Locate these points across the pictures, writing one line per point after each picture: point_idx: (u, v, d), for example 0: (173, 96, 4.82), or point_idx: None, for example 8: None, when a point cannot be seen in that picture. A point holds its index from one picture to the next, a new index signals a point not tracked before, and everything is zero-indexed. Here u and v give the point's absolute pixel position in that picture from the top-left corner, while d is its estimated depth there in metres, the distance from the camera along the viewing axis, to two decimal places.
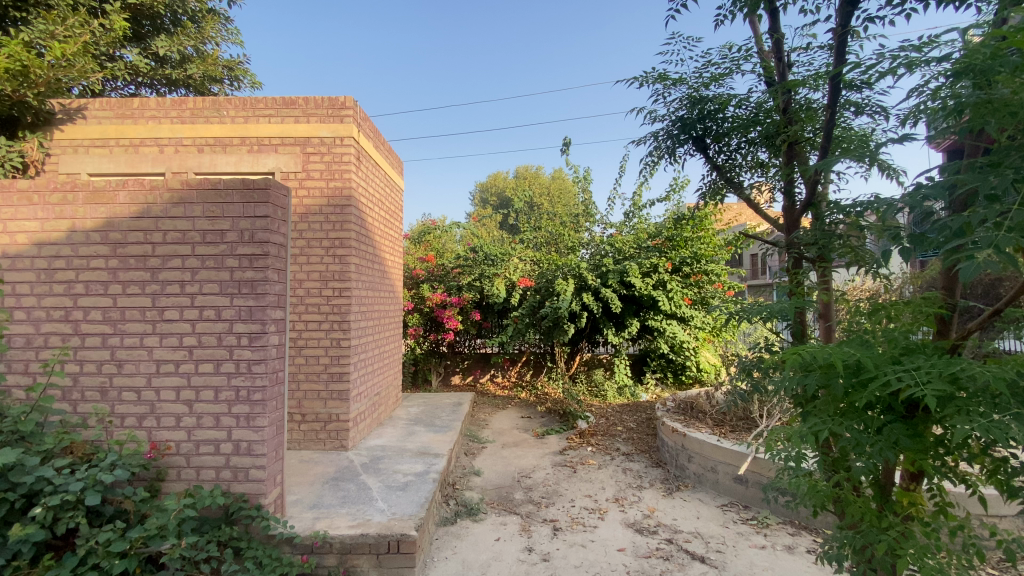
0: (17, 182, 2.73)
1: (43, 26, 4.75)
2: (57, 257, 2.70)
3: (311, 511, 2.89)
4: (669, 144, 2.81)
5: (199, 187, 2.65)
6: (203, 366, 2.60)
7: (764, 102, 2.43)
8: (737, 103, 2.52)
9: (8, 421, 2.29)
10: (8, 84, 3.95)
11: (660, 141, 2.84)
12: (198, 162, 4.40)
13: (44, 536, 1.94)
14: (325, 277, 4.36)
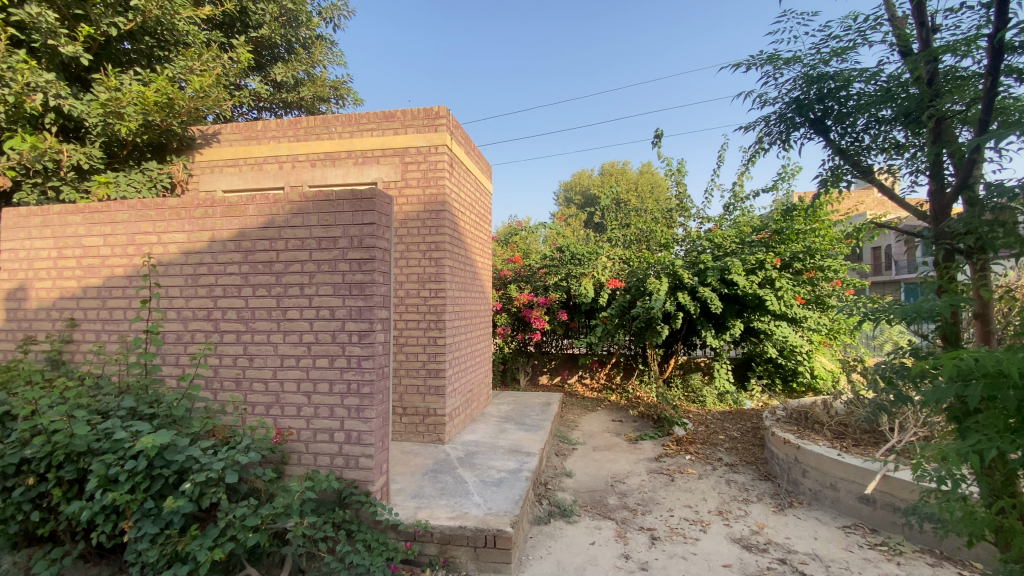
0: (170, 200, 3.17)
1: (184, 62, 5.48)
2: (200, 264, 3.09)
3: (414, 500, 3.06)
4: (782, 129, 2.66)
5: (315, 198, 2.91)
6: (320, 360, 2.84)
7: (900, 75, 2.18)
8: (864, 78, 2.30)
9: (164, 406, 2.65)
10: (158, 115, 4.82)
11: (772, 126, 2.70)
12: (311, 175, 4.78)
13: (191, 508, 2.22)
14: (422, 279, 4.59)
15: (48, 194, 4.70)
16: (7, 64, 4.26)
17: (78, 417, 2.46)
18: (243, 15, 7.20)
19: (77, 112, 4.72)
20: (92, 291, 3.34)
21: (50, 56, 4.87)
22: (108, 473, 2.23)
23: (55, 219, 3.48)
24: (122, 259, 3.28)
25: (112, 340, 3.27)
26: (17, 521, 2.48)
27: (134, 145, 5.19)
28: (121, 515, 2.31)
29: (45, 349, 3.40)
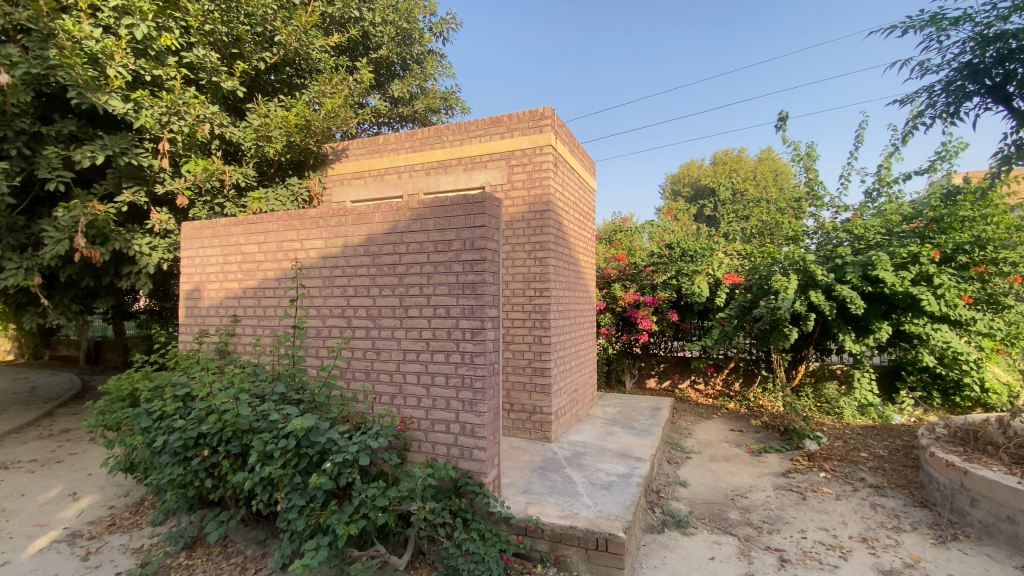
0: (310, 211, 3.59)
1: (318, 87, 6.15)
2: (334, 267, 3.45)
3: (524, 495, 3.13)
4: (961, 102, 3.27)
5: (432, 204, 3.10)
6: (437, 355, 3.02)
7: None
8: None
9: (308, 393, 3.00)
10: (298, 136, 5.47)
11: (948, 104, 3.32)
12: (426, 183, 5.09)
13: (331, 485, 2.48)
14: (527, 279, 4.67)
15: (215, 209, 5.52)
16: (183, 101, 5.09)
17: (241, 399, 2.86)
18: (365, 39, 7.87)
19: (235, 138, 5.52)
20: (249, 291, 3.89)
21: (214, 91, 5.72)
22: (265, 449, 2.57)
23: (221, 230, 4.10)
24: (273, 263, 3.77)
25: (265, 333, 3.77)
26: (196, 486, 2.95)
27: (278, 164, 5.94)
28: (275, 487, 2.65)
29: (215, 341, 4.03)
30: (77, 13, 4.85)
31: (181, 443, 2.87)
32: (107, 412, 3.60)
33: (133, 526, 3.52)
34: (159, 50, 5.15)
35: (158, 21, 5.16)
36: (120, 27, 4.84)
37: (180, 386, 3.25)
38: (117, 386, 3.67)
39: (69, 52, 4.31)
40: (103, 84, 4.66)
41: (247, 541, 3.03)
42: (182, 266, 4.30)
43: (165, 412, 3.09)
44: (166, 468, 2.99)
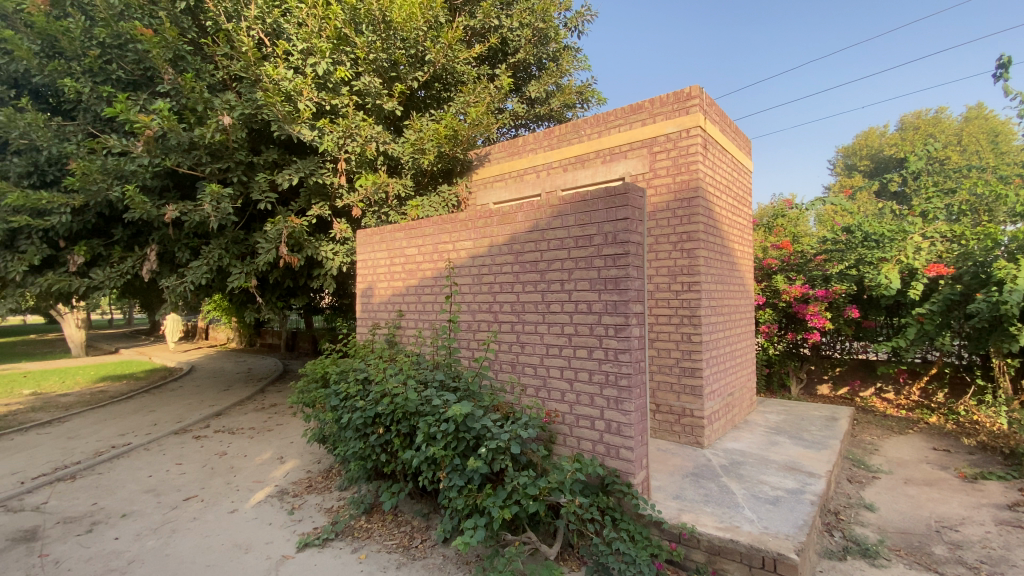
0: (460, 214, 3.88)
1: (463, 98, 6.59)
2: (480, 265, 3.68)
3: (676, 501, 3.00)
4: None
5: (573, 200, 3.12)
6: (580, 351, 3.04)
7: None
8: None
9: (463, 382, 3.26)
10: (448, 146, 5.92)
11: None
12: (564, 179, 5.15)
13: (486, 469, 2.65)
14: (674, 272, 4.45)
15: (383, 217, 6.22)
16: (355, 124, 5.84)
17: (408, 385, 3.21)
18: (504, 46, 8.21)
19: (396, 153, 6.10)
20: (411, 289, 4.33)
21: (377, 112, 6.46)
22: (430, 431, 2.85)
23: (387, 236, 4.63)
24: (430, 264, 4.15)
25: (424, 327, 4.18)
26: (373, 459, 3.39)
27: (431, 173, 6.50)
28: (437, 466, 2.92)
29: (385, 333, 4.57)
30: (276, 60, 5.88)
31: (362, 420, 3.31)
32: (305, 391, 4.31)
33: (325, 489, 4.18)
34: (335, 82, 5.99)
35: (334, 57, 6.00)
36: (307, 67, 5.74)
37: (359, 371, 3.76)
38: (312, 369, 4.37)
39: (272, 93, 5.25)
40: (296, 117, 5.56)
41: (413, 512, 3.39)
42: (358, 269, 4.95)
43: (349, 393, 3.60)
44: (350, 441, 3.48)
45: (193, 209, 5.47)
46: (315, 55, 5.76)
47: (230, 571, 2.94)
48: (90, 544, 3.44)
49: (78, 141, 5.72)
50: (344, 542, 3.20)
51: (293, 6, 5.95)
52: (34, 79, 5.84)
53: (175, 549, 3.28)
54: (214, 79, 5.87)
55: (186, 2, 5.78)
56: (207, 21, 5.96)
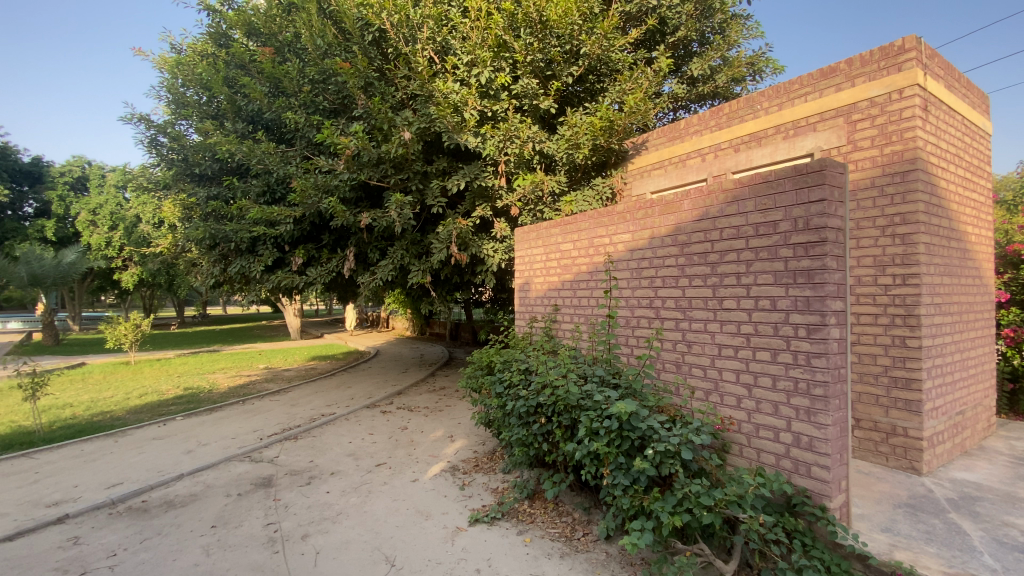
0: (618, 206, 3.82)
1: (619, 87, 6.44)
2: (641, 259, 3.57)
3: (885, 534, 2.56)
4: None
5: (751, 182, 2.82)
6: (760, 353, 2.75)
7: None
8: None
9: (625, 380, 3.20)
10: (604, 137, 5.84)
11: None
12: (735, 162, 4.71)
13: (653, 471, 2.57)
14: (881, 262, 3.76)
15: (538, 215, 6.35)
16: (515, 127, 6.10)
17: (569, 379, 3.26)
18: (662, 26, 7.80)
19: (551, 150, 6.20)
20: (567, 284, 4.39)
21: (534, 112, 6.66)
22: (593, 426, 2.85)
23: (543, 233, 4.75)
24: (586, 258, 4.16)
25: (582, 322, 4.18)
26: (535, 448, 3.50)
27: (585, 167, 6.51)
28: (601, 462, 2.90)
29: (542, 326, 4.70)
30: (445, 75, 6.43)
31: (525, 409, 3.45)
32: (472, 377, 4.65)
33: (490, 470, 4.48)
34: (496, 88, 6.33)
35: (495, 65, 6.35)
36: (471, 78, 6.17)
37: (521, 363, 3.93)
38: (478, 358, 4.68)
39: (443, 107, 5.78)
40: (463, 126, 6.01)
41: (574, 504, 3.45)
42: (516, 265, 5.17)
43: (513, 382, 3.79)
44: (513, 429, 3.66)
45: (381, 216, 6.29)
46: (478, 65, 6.17)
47: (414, 534, 3.32)
48: (310, 494, 4.19)
49: (296, 163, 6.98)
50: (509, 524, 3.39)
51: (458, 22, 6.43)
52: (266, 116, 7.28)
53: (370, 508, 3.83)
54: (395, 99, 6.65)
55: (372, 34, 6.64)
56: (388, 49, 6.76)
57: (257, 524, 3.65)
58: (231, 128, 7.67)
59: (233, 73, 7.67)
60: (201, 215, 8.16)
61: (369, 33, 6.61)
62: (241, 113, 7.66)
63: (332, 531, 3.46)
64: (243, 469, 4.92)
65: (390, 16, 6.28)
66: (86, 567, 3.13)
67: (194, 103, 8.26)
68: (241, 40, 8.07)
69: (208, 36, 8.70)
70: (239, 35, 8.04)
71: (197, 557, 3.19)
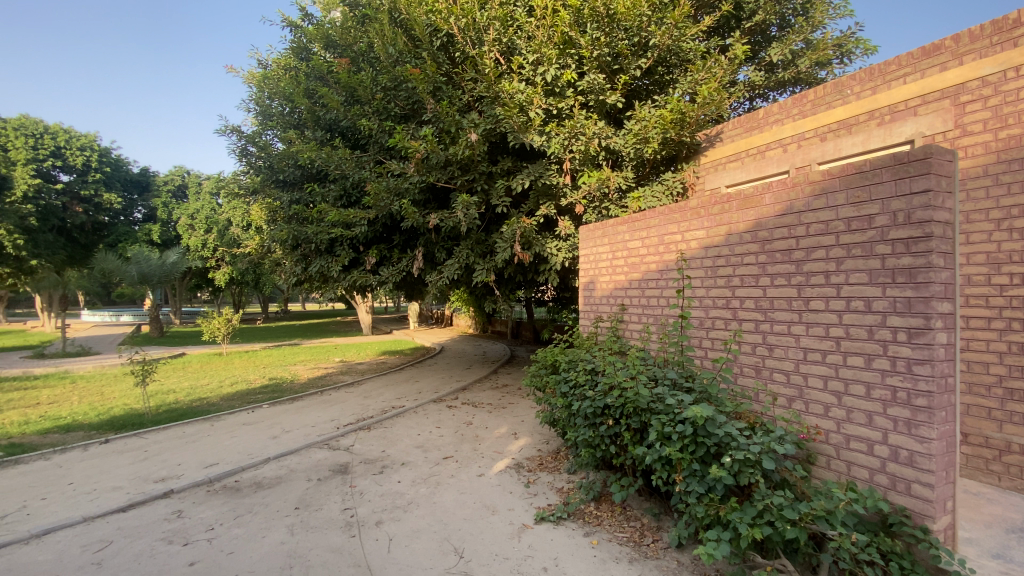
0: (691, 202, 3.68)
1: (690, 78, 6.20)
2: (718, 256, 3.42)
3: (1001, 564, 2.28)
4: None
5: (843, 173, 2.62)
6: (852, 358, 2.55)
7: None
8: None
9: (699, 384, 3.08)
10: (674, 131, 5.63)
11: None
12: (821, 151, 4.38)
13: (730, 480, 2.45)
14: (995, 260, 3.36)
15: (603, 212, 6.25)
16: (580, 124, 6.02)
17: (639, 381, 3.19)
18: (737, 11, 7.42)
19: (619, 146, 6.07)
20: (635, 283, 4.29)
21: (599, 108, 6.55)
22: (664, 431, 2.77)
23: (610, 230, 4.66)
24: (656, 256, 4.05)
25: (651, 322, 4.07)
26: (602, 449, 3.45)
27: (653, 162, 6.32)
28: (673, 468, 2.81)
29: (608, 326, 4.62)
30: (512, 75, 6.48)
31: (592, 410, 3.41)
32: (537, 376, 4.65)
33: (555, 469, 4.47)
34: (562, 85, 6.30)
35: (560, 62, 6.31)
36: (537, 76, 6.18)
37: (587, 363, 3.88)
38: (542, 356, 4.66)
39: (509, 107, 5.83)
40: (529, 125, 6.04)
41: (642, 509, 3.37)
42: (581, 263, 5.11)
43: (579, 382, 3.75)
44: (579, 429, 3.63)
45: (448, 216, 6.45)
46: (544, 63, 6.17)
47: (482, 528, 3.39)
48: (383, 483, 4.39)
49: (370, 168, 7.32)
50: (576, 524, 3.36)
51: (524, 21, 6.46)
52: (343, 123, 7.70)
53: (439, 499, 3.95)
54: (462, 102, 6.79)
55: (440, 39, 6.83)
56: (456, 52, 6.92)
57: (335, 508, 3.88)
58: (311, 136, 8.18)
59: (313, 84, 8.17)
60: (285, 218, 8.78)
61: (438, 38, 6.80)
62: (320, 121, 8.15)
63: (404, 519, 3.61)
64: (322, 456, 5.24)
65: (457, 20, 6.42)
66: (190, 537, 3.47)
67: (279, 114, 8.91)
68: (320, 52, 8.58)
69: (291, 51, 9.34)
70: (318, 48, 8.56)
71: (283, 535, 3.44)
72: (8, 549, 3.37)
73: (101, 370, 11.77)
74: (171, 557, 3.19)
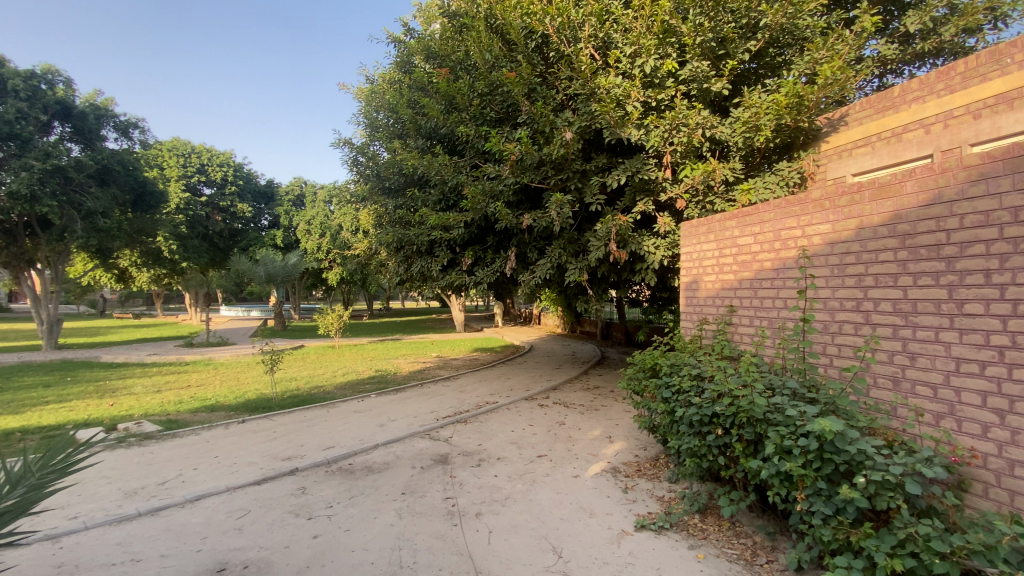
0: (814, 193, 3.36)
1: (808, 58, 5.64)
2: (848, 253, 3.08)
3: None
4: None
5: (1009, 155, 2.26)
6: (1020, 372, 2.19)
7: None
8: None
9: (825, 394, 2.80)
10: (790, 116, 5.15)
11: None
12: (976, 130, 3.65)
13: (864, 503, 2.20)
14: None
15: (708, 207, 5.91)
16: (682, 114, 5.71)
17: (753, 389, 2.97)
18: None
19: (725, 136, 5.68)
20: (745, 283, 4.00)
21: (703, 96, 6.18)
22: (784, 444, 2.55)
23: (717, 226, 4.38)
24: (771, 253, 3.76)
25: (765, 325, 3.77)
26: (709, 459, 3.26)
27: (764, 151, 5.84)
28: (793, 484, 2.58)
29: (713, 329, 4.35)
30: (607, 70, 6.34)
31: (698, 417, 3.23)
32: (633, 378, 4.48)
33: (655, 476, 4.31)
34: (662, 76, 6.06)
35: (660, 52, 6.05)
36: (635, 68, 5.98)
37: (692, 367, 3.69)
38: (640, 359, 4.50)
39: (606, 102, 5.71)
40: (627, 120, 5.88)
41: (754, 527, 3.14)
42: (683, 262, 4.88)
43: (683, 387, 3.55)
44: (683, 437, 3.46)
45: (542, 216, 6.47)
46: (643, 55, 5.96)
47: (580, 530, 3.37)
48: (481, 476, 4.53)
49: (467, 172, 7.58)
50: (679, 535, 3.22)
51: (621, 14, 6.29)
52: (442, 130, 8.05)
53: (536, 497, 3.99)
54: (556, 101, 6.77)
55: (536, 40, 6.87)
56: (551, 52, 6.93)
57: (438, 496, 4.08)
58: (413, 144, 8.66)
59: (415, 95, 8.64)
60: (389, 221, 9.38)
61: (532, 40, 6.85)
62: (420, 130, 8.59)
63: (503, 513, 3.69)
64: (424, 446, 5.53)
65: (553, 20, 6.44)
66: (313, 512, 3.84)
67: (384, 125, 9.54)
68: (421, 64, 9.04)
69: (395, 65, 9.95)
70: (419, 60, 9.03)
71: (392, 518, 3.69)
72: (171, 510, 3.98)
73: (237, 359, 13.42)
74: (299, 529, 3.56)
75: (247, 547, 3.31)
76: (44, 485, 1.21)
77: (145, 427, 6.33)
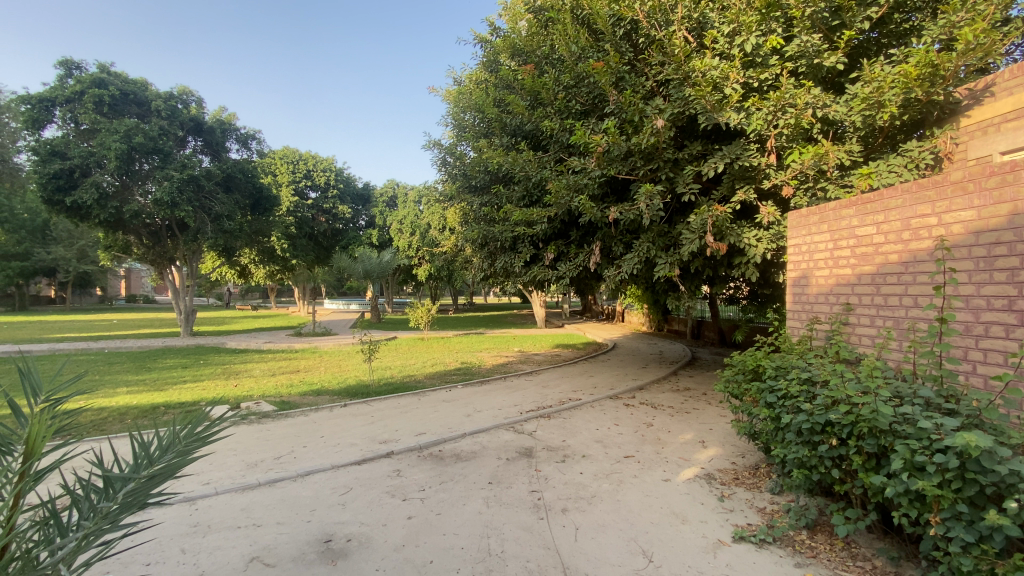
0: (954, 174, 2.96)
1: (942, 21, 4.94)
2: (999, 243, 2.67)
3: None
4: None
5: None
6: None
7: None
8: None
9: (966, 405, 2.44)
10: (921, 88, 4.53)
11: None
12: None
13: (1017, 533, 1.90)
14: None
15: (818, 194, 5.39)
16: (789, 94, 5.25)
17: (875, 396, 2.66)
18: None
19: (839, 115, 5.12)
20: (865, 278, 3.61)
21: (814, 73, 5.63)
22: (914, 459, 2.25)
23: (831, 215, 3.99)
24: (897, 245, 3.36)
25: (889, 326, 3.36)
26: (820, 472, 2.98)
27: (888, 129, 5.28)
28: (925, 505, 2.28)
29: (825, 330, 3.96)
30: (702, 53, 5.99)
31: (808, 426, 2.95)
32: (731, 381, 4.21)
33: (755, 486, 4.02)
34: (764, 54, 5.60)
35: (763, 28, 5.62)
36: (734, 48, 5.59)
37: (800, 370, 3.38)
38: (740, 360, 4.20)
39: (701, 86, 5.39)
40: (725, 103, 5.51)
41: (875, 550, 2.83)
42: (790, 255, 4.48)
43: (789, 392, 3.26)
44: (790, 446, 3.18)
45: (629, 209, 6.28)
46: (742, 33, 5.53)
47: (672, 535, 3.24)
48: (567, 471, 4.52)
49: (551, 166, 7.53)
50: (784, 551, 2.98)
51: None
52: (527, 126, 8.09)
53: (624, 497, 3.90)
54: (645, 89, 6.48)
55: (624, 28, 6.66)
56: (641, 38, 6.67)
57: (524, 488, 4.12)
58: (499, 142, 8.78)
59: (501, 94, 8.77)
60: (476, 219, 9.62)
61: (621, 28, 6.65)
62: (506, 128, 8.69)
63: (590, 511, 3.65)
64: (509, 438, 5.62)
65: (643, 5, 6.20)
66: (407, 494, 4.06)
67: (471, 124, 9.79)
68: (507, 62, 9.15)
69: (482, 66, 10.15)
70: (505, 58, 9.14)
71: (480, 506, 3.79)
72: (284, 482, 4.40)
73: (338, 348, 14.52)
74: (395, 509, 3.77)
75: (349, 522, 3.57)
76: (187, 453, 1.36)
77: (263, 407, 7.05)
